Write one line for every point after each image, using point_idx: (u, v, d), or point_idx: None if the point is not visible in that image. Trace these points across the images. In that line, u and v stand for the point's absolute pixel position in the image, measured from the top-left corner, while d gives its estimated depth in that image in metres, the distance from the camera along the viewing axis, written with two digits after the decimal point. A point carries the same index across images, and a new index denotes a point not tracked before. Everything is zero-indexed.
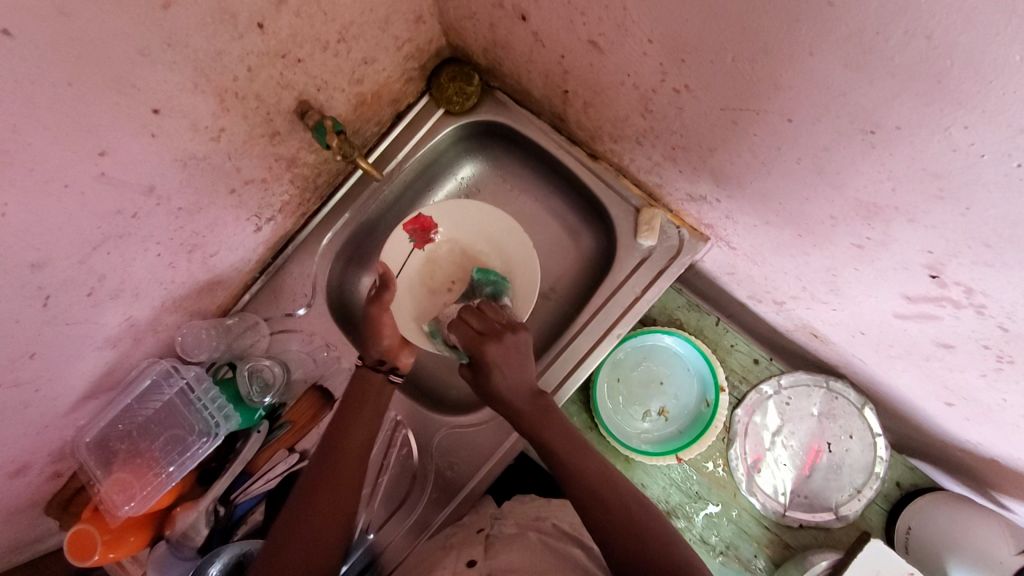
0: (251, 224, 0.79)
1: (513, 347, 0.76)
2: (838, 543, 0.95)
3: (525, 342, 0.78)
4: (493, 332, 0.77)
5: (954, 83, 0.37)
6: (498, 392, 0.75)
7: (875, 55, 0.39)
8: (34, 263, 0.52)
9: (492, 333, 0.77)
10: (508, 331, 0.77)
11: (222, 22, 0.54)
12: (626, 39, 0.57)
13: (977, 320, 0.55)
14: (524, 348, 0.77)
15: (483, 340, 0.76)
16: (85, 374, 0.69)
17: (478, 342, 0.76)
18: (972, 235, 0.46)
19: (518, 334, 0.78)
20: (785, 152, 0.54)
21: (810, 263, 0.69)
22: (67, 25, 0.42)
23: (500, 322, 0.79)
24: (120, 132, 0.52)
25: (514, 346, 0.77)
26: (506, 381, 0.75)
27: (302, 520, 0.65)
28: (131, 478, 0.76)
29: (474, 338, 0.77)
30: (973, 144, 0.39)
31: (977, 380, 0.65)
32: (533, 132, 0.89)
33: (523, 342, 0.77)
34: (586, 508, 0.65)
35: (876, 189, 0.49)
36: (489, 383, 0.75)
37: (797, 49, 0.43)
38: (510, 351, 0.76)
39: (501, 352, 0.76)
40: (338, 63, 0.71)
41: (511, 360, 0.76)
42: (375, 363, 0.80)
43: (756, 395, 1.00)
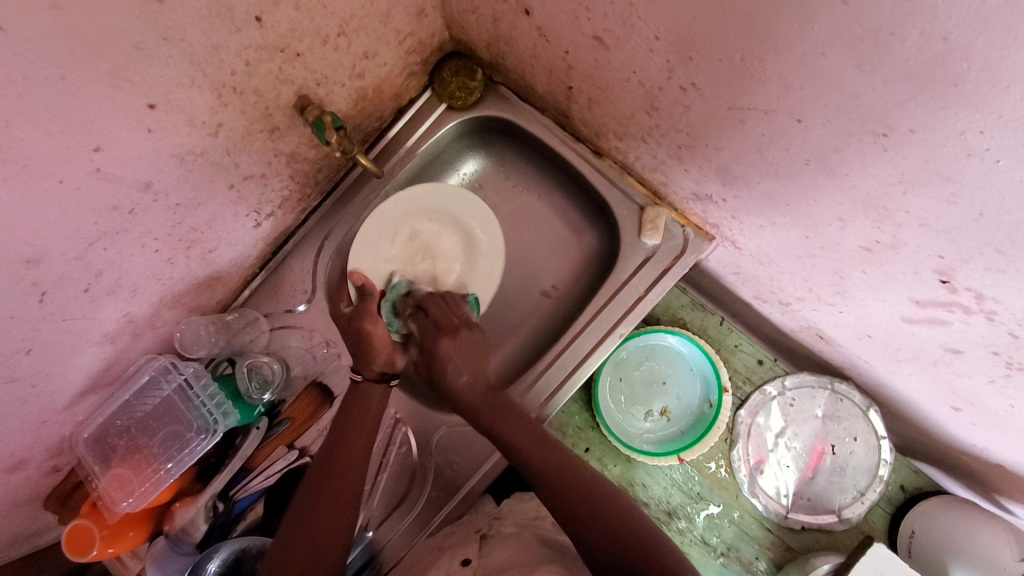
0: (250, 219, 0.79)
1: (465, 343, 0.82)
2: (840, 545, 0.94)
3: (478, 338, 0.83)
4: (449, 328, 0.83)
5: (971, 85, 0.35)
6: (473, 398, 0.78)
7: (888, 56, 0.38)
8: (29, 259, 0.52)
9: (449, 327, 0.83)
10: (463, 329, 0.83)
11: (218, 15, 0.53)
12: (632, 35, 0.56)
13: (987, 326, 0.54)
14: (481, 344, 0.83)
15: (438, 336, 0.82)
16: (83, 369, 0.69)
17: (433, 336, 0.82)
18: (985, 240, 0.45)
19: (473, 331, 0.83)
20: (794, 153, 0.53)
21: (817, 265, 0.68)
22: (59, 18, 0.41)
23: (459, 317, 0.84)
24: (114, 126, 0.51)
25: (469, 342, 0.82)
26: (459, 377, 0.80)
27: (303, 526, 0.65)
28: (129, 474, 0.76)
29: (430, 331, 0.83)
30: (989, 149, 0.38)
31: (985, 386, 0.63)
32: (537, 128, 0.88)
33: (471, 340, 0.82)
34: (581, 515, 0.64)
35: (886, 192, 0.48)
36: (444, 380, 0.80)
37: (808, 49, 0.42)
38: (464, 346, 0.81)
39: (454, 347, 0.81)
40: (338, 57, 0.70)
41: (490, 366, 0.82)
42: (380, 374, 0.78)
43: (759, 396, 0.98)
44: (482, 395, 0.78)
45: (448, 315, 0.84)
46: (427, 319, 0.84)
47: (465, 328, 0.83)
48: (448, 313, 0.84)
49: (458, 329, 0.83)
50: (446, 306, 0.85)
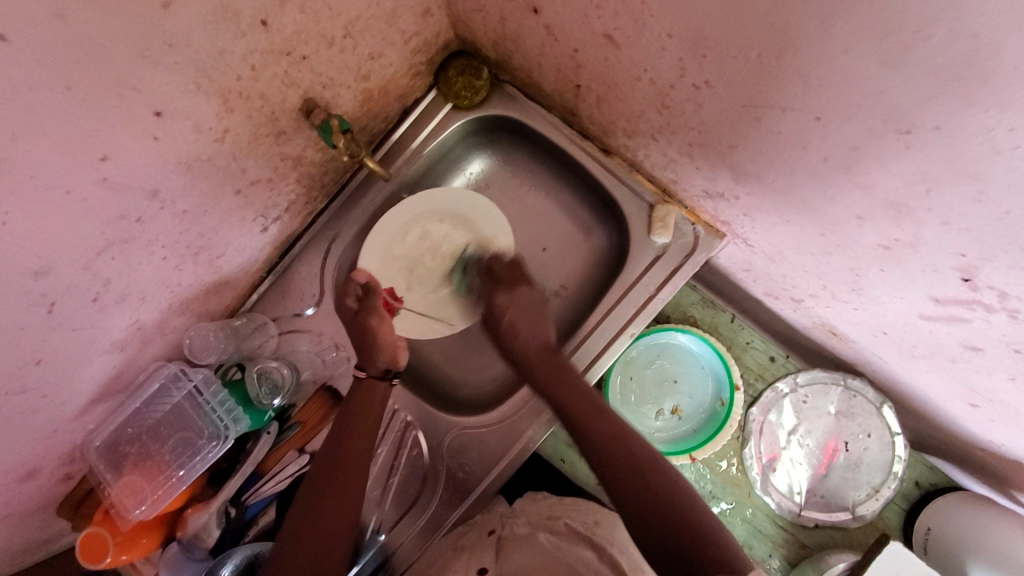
0: (258, 224, 0.78)
1: (523, 301, 0.81)
2: (855, 542, 0.93)
3: (536, 296, 0.82)
4: (508, 283, 0.83)
5: (1002, 83, 0.34)
6: (533, 354, 0.78)
7: (913, 53, 0.37)
8: (38, 271, 0.51)
9: (507, 282, 0.84)
10: (522, 284, 0.83)
11: (223, 20, 0.52)
12: (643, 33, 0.55)
13: (1010, 325, 0.53)
14: (539, 305, 0.82)
15: (495, 289, 0.83)
16: (94, 378, 0.69)
17: (492, 292, 0.83)
18: (1011, 239, 0.44)
19: (531, 289, 0.83)
20: (811, 151, 0.52)
21: (832, 262, 0.67)
22: (64, 28, 0.41)
23: (520, 274, 0.85)
24: (120, 135, 0.51)
25: (529, 301, 0.82)
26: (517, 332, 0.80)
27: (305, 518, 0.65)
28: (142, 481, 0.75)
29: (488, 285, 0.84)
30: (1017, 147, 0.37)
31: (1006, 384, 0.62)
32: (544, 127, 0.87)
33: (526, 297, 0.82)
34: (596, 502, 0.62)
35: (907, 190, 0.47)
36: (507, 336, 0.80)
37: (828, 46, 0.41)
38: (521, 303, 0.81)
39: (511, 300, 0.82)
40: (344, 59, 0.69)
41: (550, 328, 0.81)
42: (383, 370, 0.78)
43: (772, 394, 0.98)
44: (539, 355, 0.78)
45: (509, 269, 0.85)
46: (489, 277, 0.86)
47: (523, 283, 0.83)
48: (508, 269, 0.85)
49: (519, 283, 0.84)
50: (511, 267, 0.85)
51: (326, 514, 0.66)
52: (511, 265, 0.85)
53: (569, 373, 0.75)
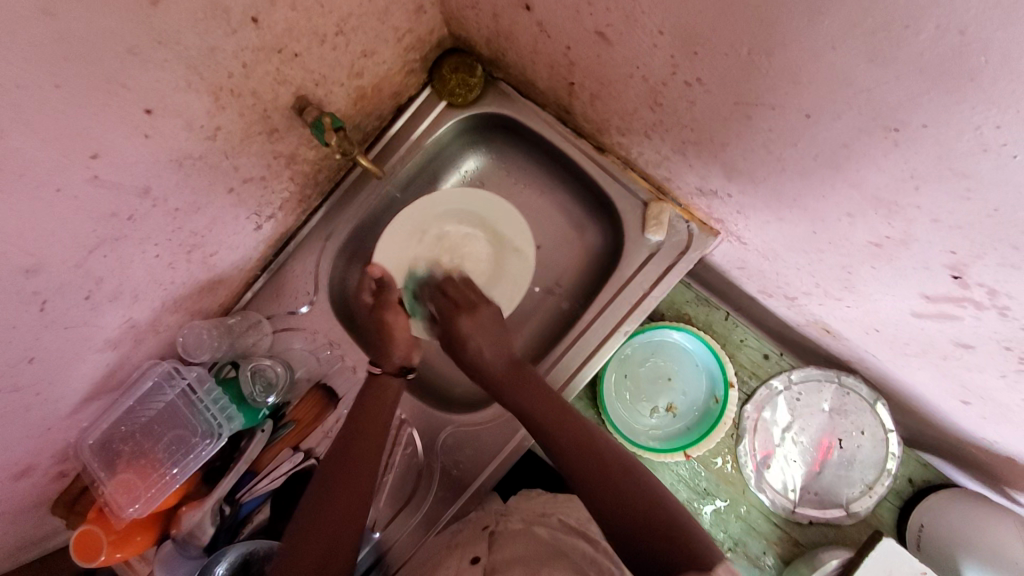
0: (251, 222, 0.78)
1: (486, 320, 0.80)
2: (848, 539, 0.94)
3: (498, 316, 0.81)
4: (467, 305, 0.81)
5: (988, 80, 0.34)
6: (497, 372, 0.77)
7: (900, 50, 0.37)
8: (29, 269, 0.51)
9: (467, 303, 0.81)
10: (484, 305, 0.81)
11: (214, 17, 0.52)
12: (635, 30, 0.55)
13: (999, 322, 0.53)
14: (498, 321, 0.81)
15: (455, 313, 0.80)
16: (86, 377, 0.69)
17: (453, 314, 0.80)
18: (999, 237, 0.44)
19: (490, 308, 0.81)
20: (802, 148, 0.52)
21: (824, 259, 0.67)
22: (53, 26, 0.40)
23: (466, 297, 0.82)
24: (110, 132, 0.51)
25: (489, 320, 0.80)
26: (482, 351, 0.78)
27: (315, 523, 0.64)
28: (136, 479, 0.76)
29: (449, 308, 0.81)
30: (1004, 145, 0.37)
31: (996, 380, 0.63)
32: (538, 124, 0.87)
33: (488, 317, 0.80)
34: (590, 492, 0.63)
35: (897, 187, 0.47)
36: (467, 356, 0.78)
37: (817, 43, 0.41)
38: (481, 325, 0.79)
39: (474, 326, 0.79)
40: (336, 56, 0.69)
41: (513, 344, 0.80)
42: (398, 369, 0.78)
43: (765, 391, 0.98)
44: (506, 372, 0.76)
45: (465, 294, 0.83)
46: (444, 298, 0.83)
47: (483, 303, 0.81)
48: (462, 290, 0.83)
49: (476, 304, 0.82)
50: (464, 289, 0.84)
51: (330, 510, 0.66)
52: (462, 286, 0.84)
53: (527, 374, 0.76)
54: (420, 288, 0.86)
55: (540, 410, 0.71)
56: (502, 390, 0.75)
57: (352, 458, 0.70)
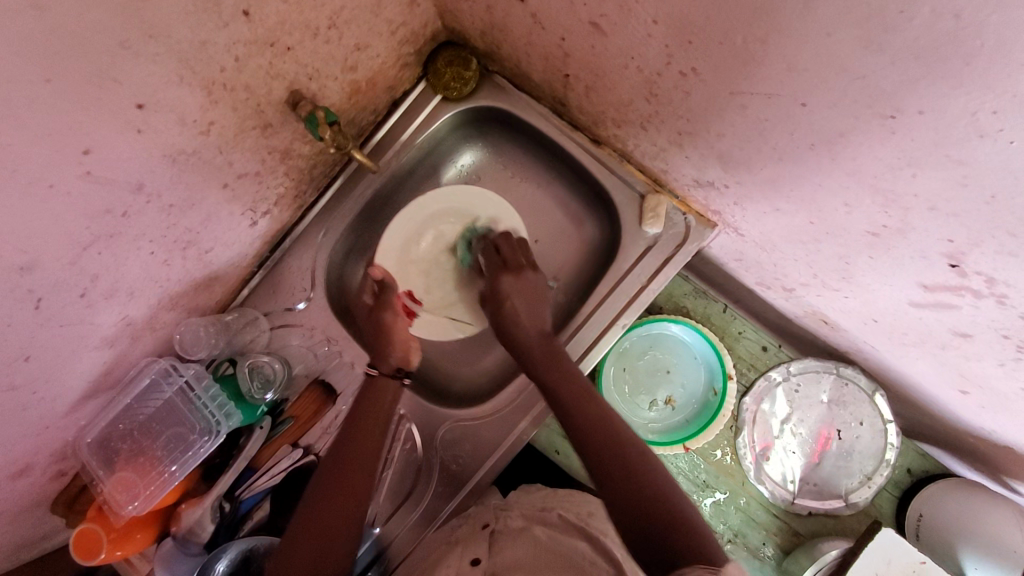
0: (247, 218, 0.78)
1: (529, 284, 0.83)
2: (847, 529, 0.94)
3: (541, 283, 0.84)
4: (516, 267, 0.84)
5: (984, 65, 0.34)
6: (534, 348, 0.78)
7: (895, 35, 0.36)
8: (23, 267, 0.51)
9: (515, 266, 0.85)
10: (529, 270, 0.85)
11: (205, 10, 0.52)
12: (629, 20, 0.54)
13: (997, 310, 0.53)
14: (540, 289, 0.84)
15: (500, 273, 0.84)
16: (84, 375, 0.68)
17: (498, 271, 0.84)
18: (996, 223, 0.44)
19: (536, 276, 0.84)
20: (798, 137, 0.52)
21: (822, 250, 0.67)
22: (42, 20, 0.40)
23: (522, 258, 0.86)
24: (102, 128, 0.50)
25: (532, 288, 0.83)
26: (521, 320, 0.80)
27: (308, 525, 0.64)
28: (134, 477, 0.75)
29: (496, 267, 0.85)
30: (1001, 130, 0.37)
31: (995, 369, 0.63)
32: (534, 117, 0.87)
33: (535, 284, 0.83)
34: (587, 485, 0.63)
35: (893, 174, 0.47)
36: (506, 318, 0.81)
37: (812, 30, 0.40)
38: (525, 287, 0.83)
39: (517, 286, 0.83)
40: (330, 50, 0.69)
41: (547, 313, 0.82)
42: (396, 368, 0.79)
43: (764, 383, 0.97)
44: (539, 343, 0.78)
45: (516, 256, 0.86)
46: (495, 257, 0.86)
47: (529, 270, 0.85)
48: (515, 253, 0.86)
49: (524, 267, 0.85)
50: (515, 248, 0.86)
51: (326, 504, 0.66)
52: (516, 248, 0.86)
53: (564, 361, 0.75)
54: (473, 239, 0.90)
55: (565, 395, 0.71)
56: (537, 371, 0.75)
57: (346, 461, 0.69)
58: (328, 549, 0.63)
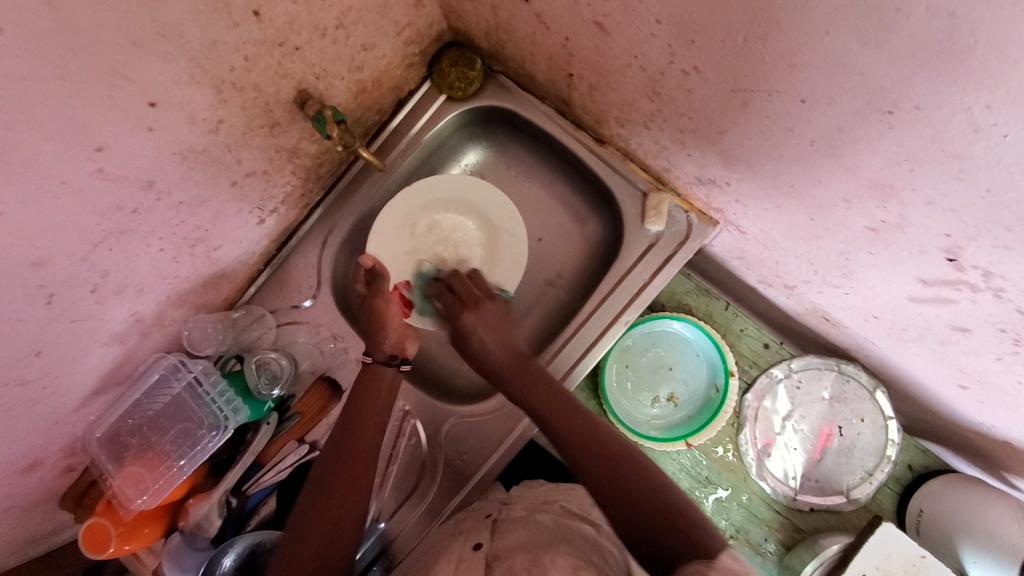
0: (254, 216, 0.79)
1: (489, 317, 0.80)
2: (848, 525, 0.95)
3: (502, 310, 0.81)
4: (472, 299, 0.81)
5: (978, 61, 0.35)
6: (501, 363, 0.77)
7: (892, 33, 0.37)
8: (36, 262, 0.52)
9: (471, 299, 0.82)
10: (486, 301, 0.81)
11: (215, 10, 0.53)
12: (632, 19, 0.56)
13: (995, 304, 0.54)
14: (508, 316, 0.81)
15: (462, 309, 0.81)
16: (94, 370, 0.69)
17: (458, 309, 0.81)
18: (992, 217, 0.44)
19: (497, 303, 0.82)
20: (799, 134, 0.53)
21: (822, 246, 0.68)
22: (57, 19, 0.41)
23: (482, 291, 0.83)
24: (115, 126, 0.51)
25: (502, 318, 0.80)
26: (486, 346, 0.78)
27: (317, 517, 0.65)
28: (144, 471, 0.76)
29: (454, 303, 0.82)
30: (995, 125, 0.38)
31: (992, 364, 0.63)
32: (537, 117, 0.88)
33: (498, 310, 0.81)
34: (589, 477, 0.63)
35: (892, 170, 0.48)
36: (474, 355, 0.78)
37: (811, 28, 0.41)
38: (484, 320, 0.80)
39: (477, 320, 0.79)
40: (337, 50, 0.70)
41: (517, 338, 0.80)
42: (388, 357, 0.78)
43: (766, 380, 0.98)
44: (512, 361, 0.76)
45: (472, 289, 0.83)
46: (451, 296, 0.83)
47: (489, 300, 0.81)
48: (472, 288, 0.83)
49: (481, 300, 0.82)
50: (470, 283, 0.84)
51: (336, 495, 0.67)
52: (469, 283, 0.83)
53: (540, 376, 0.74)
54: (427, 287, 0.87)
55: (545, 403, 0.71)
56: (515, 377, 0.75)
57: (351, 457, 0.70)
58: (336, 539, 0.64)
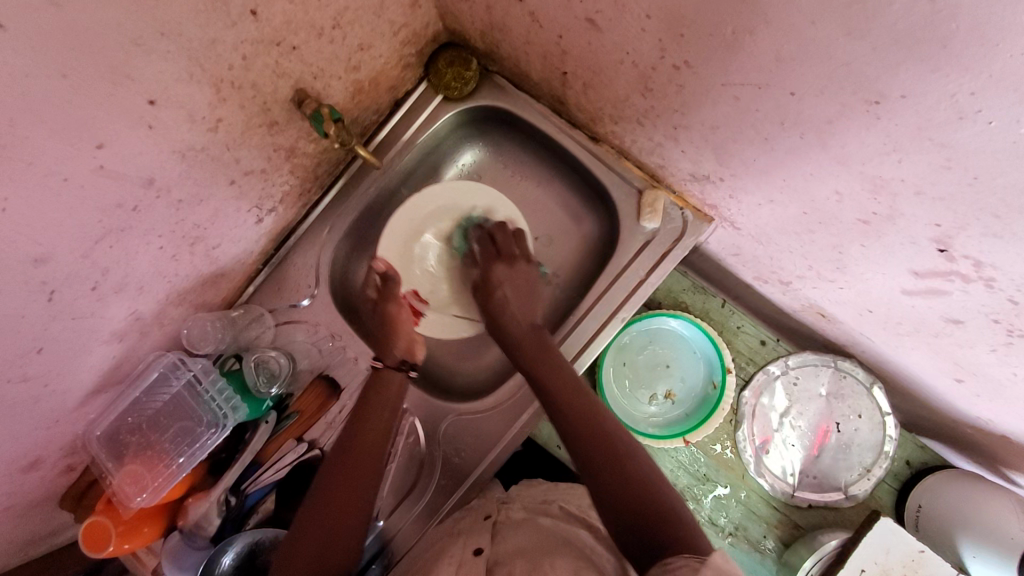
0: (252, 215, 0.79)
1: (520, 277, 0.86)
2: (847, 522, 0.95)
3: (531, 273, 0.87)
4: (508, 256, 0.87)
5: (960, 48, 0.36)
6: (520, 335, 0.80)
7: (876, 22, 0.38)
8: (37, 258, 0.53)
9: (507, 256, 0.87)
10: (522, 260, 0.87)
11: (214, 9, 0.54)
12: (623, 15, 0.56)
13: (986, 294, 0.54)
14: (532, 278, 0.87)
15: (493, 260, 0.87)
16: (93, 368, 0.70)
17: (490, 260, 0.87)
18: (980, 205, 0.45)
19: (528, 266, 0.87)
20: (789, 127, 0.53)
21: (816, 240, 0.68)
22: (59, 17, 0.42)
23: (519, 251, 0.88)
24: (116, 123, 0.52)
25: (525, 275, 0.86)
26: (512, 314, 0.82)
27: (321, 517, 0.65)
28: (143, 469, 0.76)
29: (489, 252, 0.88)
30: (980, 111, 0.38)
31: (987, 356, 0.64)
32: (533, 116, 0.89)
33: (526, 273, 0.86)
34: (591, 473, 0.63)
35: (881, 161, 0.49)
36: (493, 304, 0.85)
37: (798, 19, 0.42)
38: (517, 277, 0.86)
39: (508, 274, 0.86)
40: (334, 49, 0.71)
41: (535, 313, 0.83)
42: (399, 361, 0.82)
43: (763, 376, 0.98)
44: (528, 340, 0.79)
45: (508, 244, 0.88)
46: (488, 245, 0.89)
47: (523, 259, 0.88)
48: (508, 242, 0.88)
49: (516, 258, 0.88)
50: (508, 238, 0.88)
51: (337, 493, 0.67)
52: (509, 235, 0.88)
53: (557, 355, 0.77)
54: (469, 229, 0.92)
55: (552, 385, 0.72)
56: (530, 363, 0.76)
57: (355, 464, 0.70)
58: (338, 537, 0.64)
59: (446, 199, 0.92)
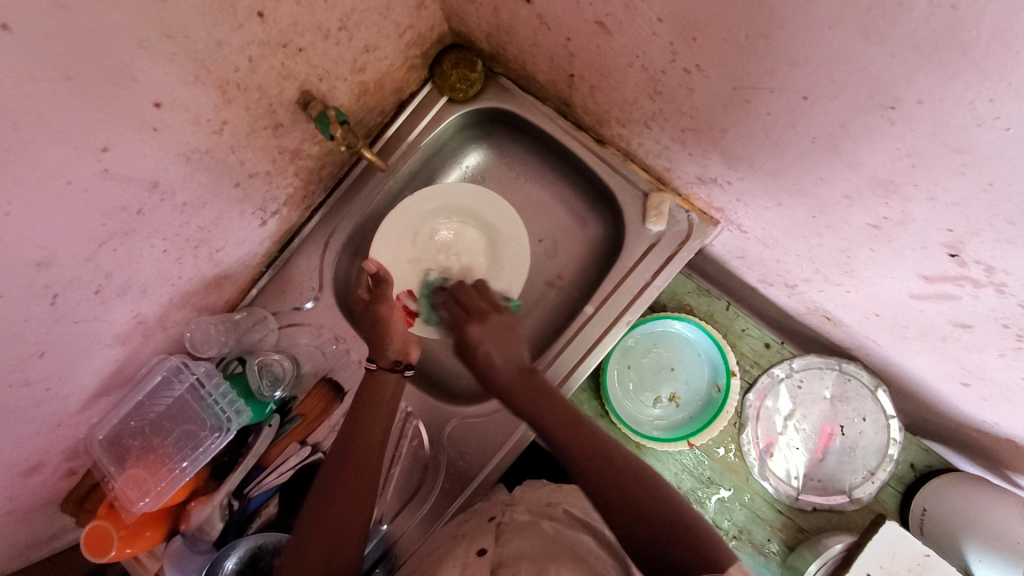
0: (256, 218, 0.79)
1: (498, 327, 0.81)
2: (852, 525, 0.94)
3: (509, 323, 0.83)
4: (479, 313, 0.83)
5: (979, 54, 0.35)
6: (510, 381, 0.76)
7: (894, 28, 0.38)
8: (41, 262, 0.52)
9: (478, 313, 0.83)
10: (494, 313, 0.83)
11: (221, 11, 0.53)
12: (634, 18, 0.56)
13: (996, 299, 0.54)
14: (511, 329, 0.82)
15: (467, 323, 0.82)
16: (96, 372, 0.69)
17: (461, 323, 0.82)
18: (994, 211, 0.45)
19: (502, 316, 0.83)
20: (800, 131, 0.53)
21: (824, 244, 0.68)
22: (65, 19, 0.41)
23: (485, 303, 0.85)
24: (122, 126, 0.52)
25: (502, 327, 0.82)
26: (493, 361, 0.78)
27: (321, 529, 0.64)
28: (146, 474, 0.76)
29: (461, 317, 0.83)
30: (998, 118, 0.38)
31: (995, 360, 0.64)
32: (538, 118, 0.88)
33: (500, 324, 0.81)
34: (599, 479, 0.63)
35: (894, 166, 0.48)
36: (479, 365, 0.79)
37: (813, 23, 0.42)
38: (497, 332, 0.81)
39: (484, 333, 0.81)
40: (340, 51, 0.70)
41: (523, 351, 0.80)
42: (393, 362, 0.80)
43: (768, 379, 0.99)
44: (516, 378, 0.76)
45: (476, 303, 0.85)
46: (458, 307, 0.85)
47: (494, 313, 0.83)
48: (474, 300, 0.85)
49: (487, 313, 0.83)
50: (474, 296, 0.86)
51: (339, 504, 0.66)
52: (473, 295, 0.85)
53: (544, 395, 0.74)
54: (434, 295, 0.90)
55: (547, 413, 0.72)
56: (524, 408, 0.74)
57: (363, 464, 0.70)
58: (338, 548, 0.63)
59: (449, 199, 0.93)
